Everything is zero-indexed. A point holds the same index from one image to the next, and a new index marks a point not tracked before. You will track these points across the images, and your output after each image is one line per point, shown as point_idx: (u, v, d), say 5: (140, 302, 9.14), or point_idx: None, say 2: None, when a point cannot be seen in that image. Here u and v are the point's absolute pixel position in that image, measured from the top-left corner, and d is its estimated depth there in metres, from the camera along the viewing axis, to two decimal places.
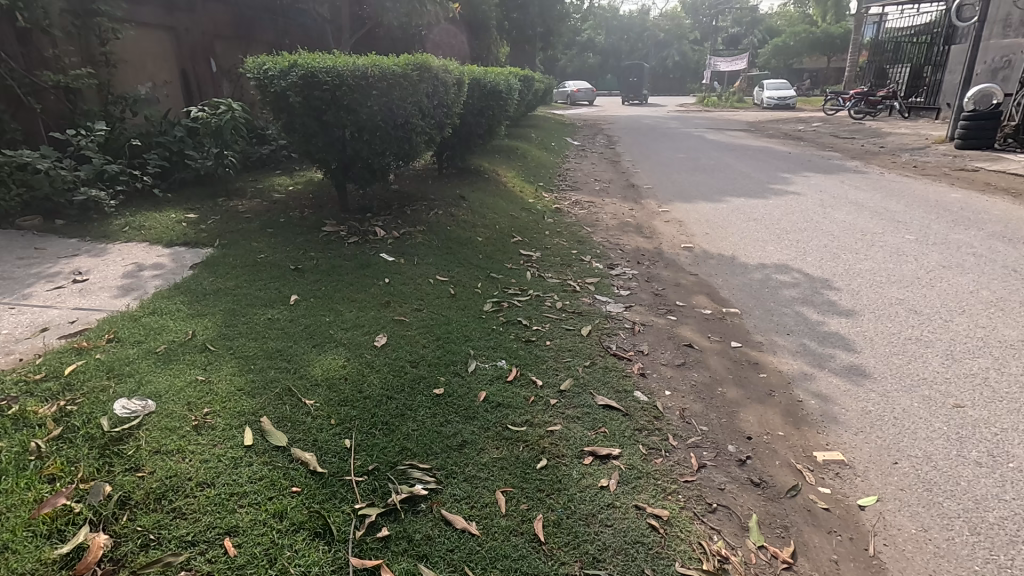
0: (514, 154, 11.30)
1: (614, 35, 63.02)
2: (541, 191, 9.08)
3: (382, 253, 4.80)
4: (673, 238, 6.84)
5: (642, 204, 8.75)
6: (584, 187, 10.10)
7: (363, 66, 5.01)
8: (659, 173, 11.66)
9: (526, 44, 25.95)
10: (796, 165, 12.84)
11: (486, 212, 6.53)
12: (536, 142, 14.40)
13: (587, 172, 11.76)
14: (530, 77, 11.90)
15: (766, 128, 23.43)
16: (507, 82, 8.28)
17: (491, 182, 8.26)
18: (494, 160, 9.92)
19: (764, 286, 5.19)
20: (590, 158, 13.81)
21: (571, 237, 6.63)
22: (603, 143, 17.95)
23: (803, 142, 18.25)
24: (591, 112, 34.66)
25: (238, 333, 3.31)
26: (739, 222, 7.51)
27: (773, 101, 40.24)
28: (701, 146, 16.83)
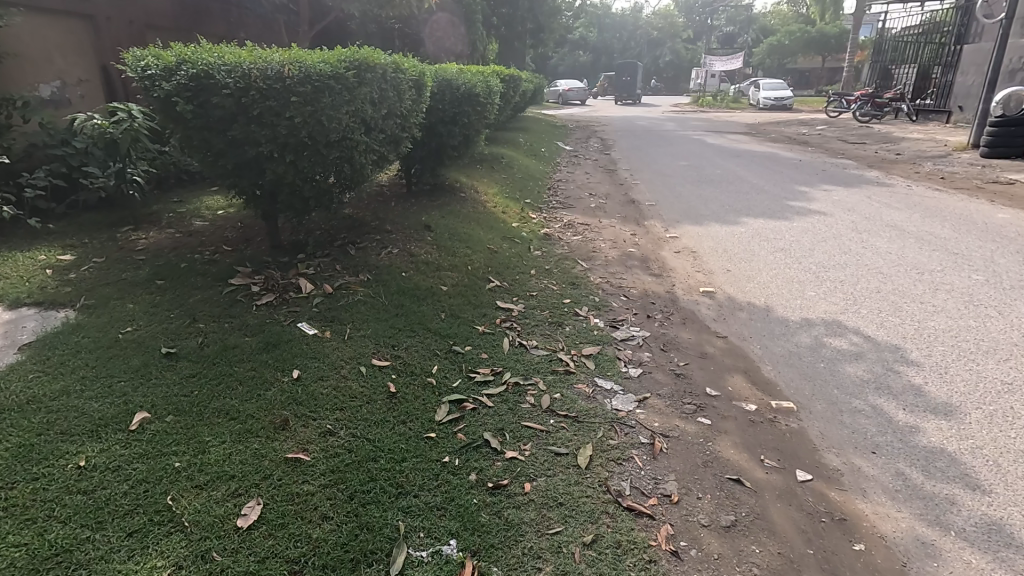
0: (497, 165, 9.96)
1: (606, 33, 61.70)
2: (527, 210, 7.77)
3: (302, 323, 3.47)
4: (688, 277, 5.56)
5: (645, 226, 7.48)
6: (577, 203, 8.81)
7: (278, 64, 3.68)
8: (661, 186, 10.39)
9: (515, 41, 24.60)
10: (811, 175, 11.62)
11: (455, 247, 5.21)
12: (524, 148, 13.05)
13: (580, 184, 10.47)
14: (515, 77, 10.60)
15: (768, 131, 22.24)
16: (486, 83, 6.95)
17: (467, 203, 6.95)
18: (474, 173, 8.58)
19: (815, 357, 3.93)
20: (583, 166, 12.51)
21: (562, 278, 5.34)
22: (596, 148, 16.69)
23: (811, 147, 17.05)
24: (583, 112, 33.39)
25: (7, 513, 2.00)
26: (763, 253, 6.26)
27: (770, 101, 39.19)
28: (703, 152, 15.58)
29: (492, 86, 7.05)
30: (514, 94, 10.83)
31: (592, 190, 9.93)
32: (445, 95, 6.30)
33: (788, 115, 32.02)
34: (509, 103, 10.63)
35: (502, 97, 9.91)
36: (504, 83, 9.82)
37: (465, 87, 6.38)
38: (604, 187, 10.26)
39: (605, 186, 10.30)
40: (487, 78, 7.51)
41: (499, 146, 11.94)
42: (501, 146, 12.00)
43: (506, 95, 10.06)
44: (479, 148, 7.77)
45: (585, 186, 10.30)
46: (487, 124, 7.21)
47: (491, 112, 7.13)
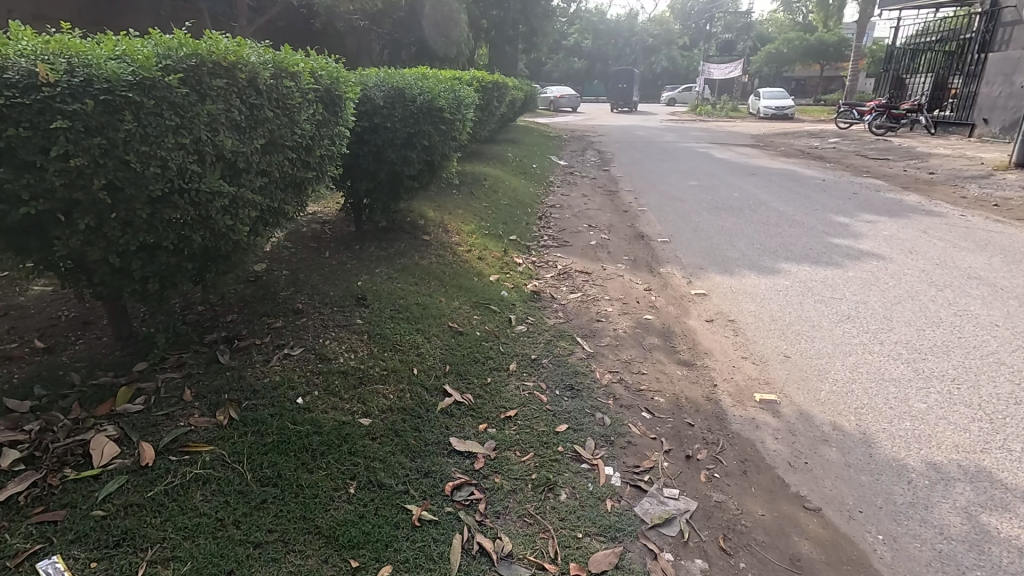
0: (477, 190, 8.29)
1: (601, 39, 60.37)
2: (511, 253, 6.15)
3: (50, 560, 1.84)
4: (733, 369, 3.95)
5: (661, 277, 5.86)
6: (573, 240, 7.17)
7: (27, 58, 2.03)
8: (672, 214, 8.80)
9: (507, 46, 23.12)
10: (843, 199, 10.07)
11: (398, 334, 3.55)
12: (512, 165, 11.41)
13: (577, 211, 8.85)
14: (499, 84, 8.96)
15: (776, 143, 20.79)
16: (455, 92, 5.25)
17: (430, 249, 5.28)
18: (446, 205, 6.92)
19: (986, 571, 2.30)
20: (580, 187, 10.94)
21: (557, 376, 3.70)
22: (593, 162, 15.16)
23: (829, 163, 15.54)
24: (578, 121, 31.92)
25: None
26: (827, 324, 4.64)
27: (771, 111, 37.91)
28: (712, 169, 14.04)
29: (463, 96, 5.34)
30: (499, 104, 9.19)
31: (591, 220, 8.30)
32: (392, 108, 4.63)
33: (793, 125, 30.65)
34: (493, 115, 8.97)
35: (483, 108, 8.25)
36: (484, 91, 8.15)
37: (422, 98, 4.69)
38: (604, 215, 8.65)
39: (606, 215, 8.68)
40: (459, 86, 5.83)
41: (483, 165, 10.28)
42: (484, 164, 10.36)
43: (487, 105, 8.40)
44: (450, 174, 6.11)
45: (582, 213, 8.67)
46: (459, 147, 5.54)
47: (463, 131, 5.45)
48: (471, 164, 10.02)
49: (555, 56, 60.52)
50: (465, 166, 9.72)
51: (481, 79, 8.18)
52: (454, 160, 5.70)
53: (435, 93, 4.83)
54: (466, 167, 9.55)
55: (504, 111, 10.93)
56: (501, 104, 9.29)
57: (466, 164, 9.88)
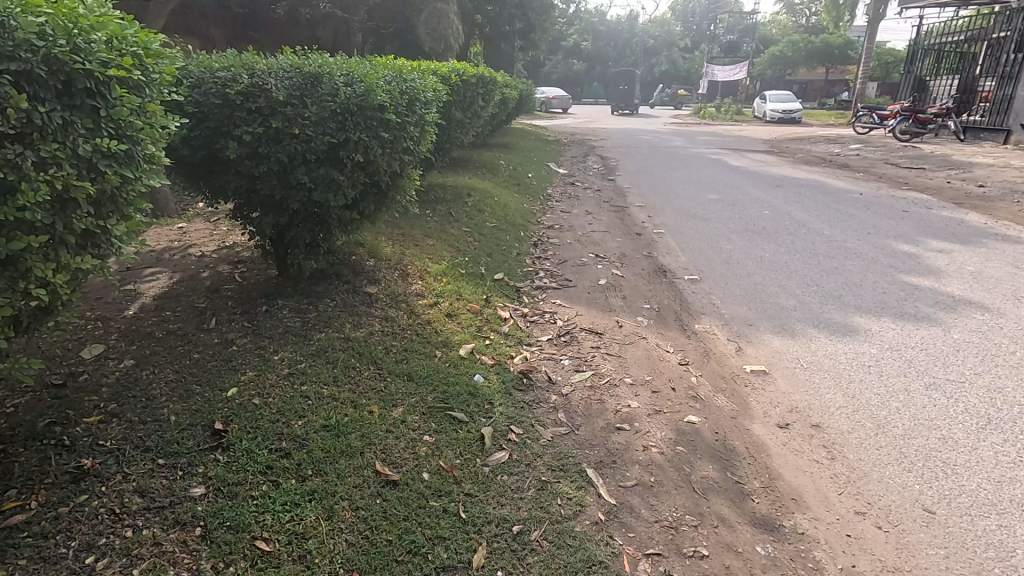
0: (458, 211, 6.74)
1: (602, 40, 58.96)
2: (494, 302, 4.60)
3: None
4: (850, 541, 2.39)
5: (697, 340, 4.31)
6: (577, 278, 5.61)
7: None
8: (696, 239, 7.24)
9: (503, 43, 21.62)
10: (894, 219, 8.52)
11: (268, 517, 2.02)
12: (504, 176, 9.88)
13: (579, 234, 7.30)
14: (484, 79, 7.39)
15: (792, 150, 19.30)
16: (405, 79, 3.57)
17: (375, 308, 3.71)
18: (412, 235, 5.36)
19: None
20: (583, 201, 9.41)
21: (556, 569, 2.13)
22: (597, 170, 13.63)
23: (859, 172, 14.02)
24: (578, 123, 30.44)
25: None
26: (965, 436, 3.08)
27: (778, 114, 36.51)
28: (730, 179, 12.52)
29: (421, 87, 3.70)
30: (484, 105, 7.58)
31: (597, 248, 6.74)
32: (303, 106, 2.96)
33: (804, 129, 29.14)
34: (476, 119, 7.36)
35: (459, 108, 6.64)
36: (459, 87, 6.49)
37: (348, 90, 3.02)
38: (613, 241, 7.09)
39: (616, 240, 7.13)
40: (417, 75, 4.16)
41: (468, 177, 8.71)
42: (470, 176, 8.78)
43: (465, 105, 6.78)
44: (412, 195, 4.52)
45: (586, 239, 7.10)
46: (419, 160, 3.88)
47: (422, 136, 3.79)
48: (453, 176, 8.45)
49: (554, 57, 59.09)
50: (447, 179, 8.13)
51: (456, 73, 6.55)
52: (416, 178, 4.05)
53: (369, 82, 3.17)
54: (446, 181, 7.98)
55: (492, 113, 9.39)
56: (487, 104, 7.66)
57: (447, 177, 8.31)
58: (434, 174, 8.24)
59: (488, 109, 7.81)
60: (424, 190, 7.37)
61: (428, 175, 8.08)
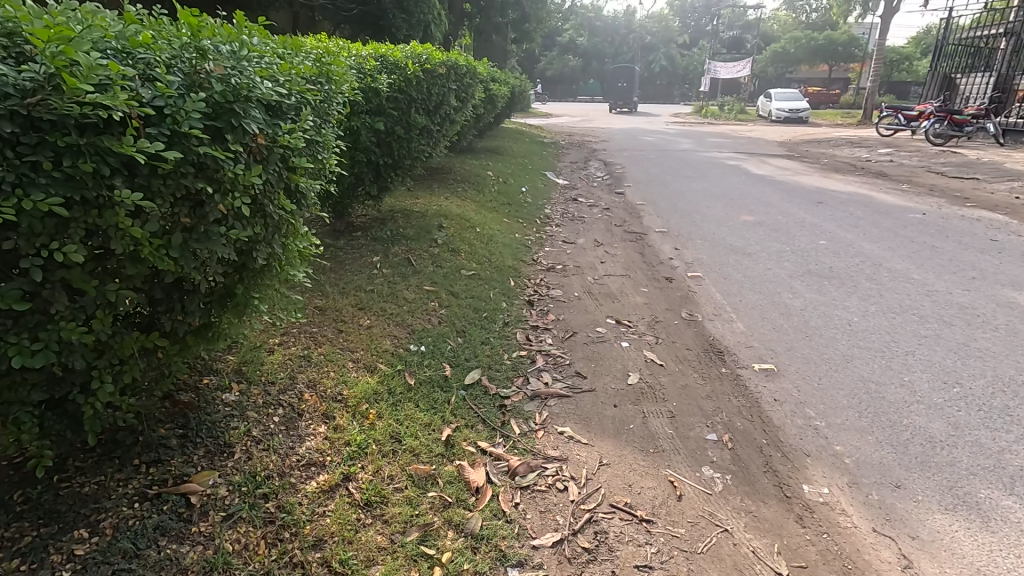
0: (421, 253, 4.82)
1: (599, 35, 56.96)
2: (462, 449, 2.70)
3: None
4: None
5: (819, 535, 2.41)
6: (594, 371, 3.69)
7: None
8: (749, 289, 5.34)
9: (495, 34, 19.64)
10: (993, 253, 6.63)
11: None
12: (491, 193, 7.98)
13: (588, 284, 5.37)
14: (461, 68, 5.45)
15: (814, 155, 17.46)
16: (201, 53, 1.91)
17: (195, 537, 1.84)
18: (334, 314, 3.43)
19: None
20: (590, 227, 7.53)
21: None
22: (601, 180, 11.74)
23: (904, 183, 12.15)
24: (575, 122, 28.48)
25: None
26: None
27: (784, 114, 34.75)
28: (760, 192, 10.65)
29: (255, 73, 2.04)
30: (463, 106, 5.63)
31: (616, 306, 4.84)
32: None
33: (815, 130, 27.37)
34: (450, 125, 5.40)
35: (418, 109, 4.69)
36: (416, 76, 4.53)
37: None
38: (636, 294, 5.16)
39: (639, 291, 5.24)
40: (283, 56, 2.45)
41: (441, 199, 6.75)
42: (445, 197, 6.83)
43: (430, 104, 4.82)
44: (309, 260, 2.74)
45: (600, 291, 5.19)
46: (274, 209, 2.14)
47: (264, 162, 2.08)
48: (423, 201, 6.50)
49: (549, 53, 57.06)
50: (412, 205, 6.19)
51: (413, 58, 4.59)
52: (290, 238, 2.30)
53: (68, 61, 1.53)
54: (411, 208, 6.04)
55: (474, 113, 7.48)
56: (467, 104, 5.70)
57: (414, 201, 6.38)
58: (392, 200, 6.28)
59: (468, 111, 5.86)
60: (376, 223, 5.43)
61: (386, 201, 6.16)
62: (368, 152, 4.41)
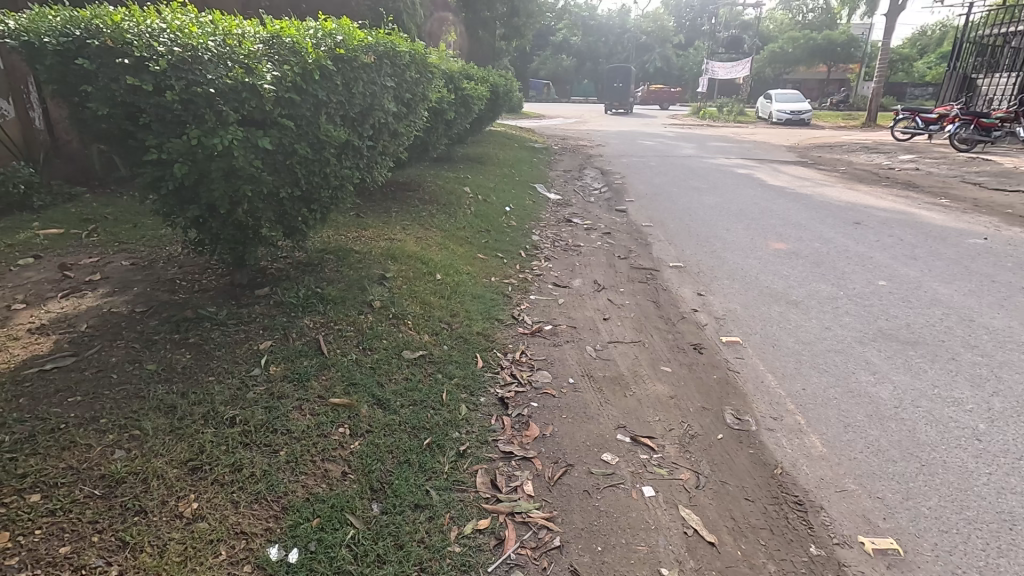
0: (344, 329, 3.31)
1: (593, 34, 55.63)
2: None
3: None
4: None
5: None
6: (603, 567, 2.17)
7: None
8: (810, 367, 3.84)
9: (482, 30, 18.13)
10: None
11: None
12: (465, 218, 6.48)
13: (587, 359, 3.85)
14: (418, 55, 3.89)
15: (829, 161, 16.04)
16: None
17: None
18: (126, 504, 1.94)
19: None
20: (589, 262, 6.04)
21: None
22: (599, 194, 10.26)
23: (943, 196, 10.70)
24: (569, 124, 26.99)
25: None
26: None
27: (786, 115, 33.43)
28: (784, 209, 9.19)
29: None
30: (418, 110, 4.10)
31: (628, 403, 3.32)
32: None
33: (821, 134, 26.03)
34: (395, 137, 3.86)
35: (330, 115, 3.16)
36: (322, 65, 2.98)
37: None
38: (655, 377, 3.64)
39: (659, 372, 3.73)
40: None
41: (395, 233, 5.21)
42: (401, 231, 5.30)
43: (354, 108, 3.29)
44: None
45: (604, 373, 3.68)
46: None
47: None
48: (370, 237, 4.98)
49: (542, 53, 55.74)
50: (352, 245, 4.66)
51: (317, 42, 3.05)
52: None
53: None
54: (349, 251, 4.51)
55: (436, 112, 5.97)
56: (422, 108, 4.16)
57: (357, 239, 4.86)
58: (327, 239, 4.78)
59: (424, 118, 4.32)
60: (292, 278, 3.92)
61: (317, 240, 4.65)
62: (253, 182, 2.91)
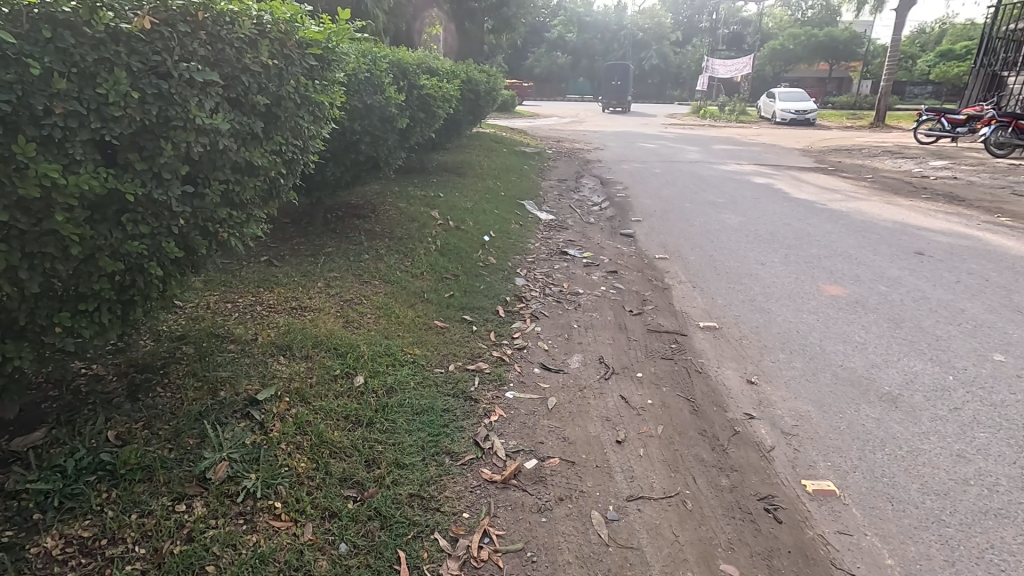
0: (131, 550, 1.82)
1: (589, 31, 53.97)
2: None
3: None
4: None
5: None
6: None
7: None
8: (982, 569, 2.23)
9: (469, 22, 16.52)
10: None
11: None
12: (426, 258, 4.91)
13: (594, 550, 2.26)
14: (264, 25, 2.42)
15: (852, 167, 14.49)
16: None
17: None
18: None
19: None
20: (590, 321, 4.49)
21: None
22: (599, 212, 8.70)
23: (1002, 213, 9.13)
24: (564, 124, 25.38)
25: None
26: None
27: (791, 114, 31.88)
28: (823, 232, 7.63)
29: None
30: (293, 120, 2.63)
31: None
32: None
33: (830, 134, 24.43)
34: (246, 168, 2.42)
35: (50, 142, 1.81)
36: None
37: None
38: None
39: None
40: None
41: (311, 299, 3.60)
42: (322, 293, 3.69)
43: (114, 124, 1.91)
44: None
45: None
46: None
47: None
48: (268, 310, 3.36)
49: (537, 50, 54.09)
50: (232, 329, 3.05)
51: None
52: None
53: None
54: (220, 343, 2.90)
55: (378, 114, 4.43)
56: (305, 118, 2.71)
57: (245, 317, 3.25)
58: (197, 318, 3.16)
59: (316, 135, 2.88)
60: (94, 408, 2.30)
61: (174, 324, 3.03)
62: None
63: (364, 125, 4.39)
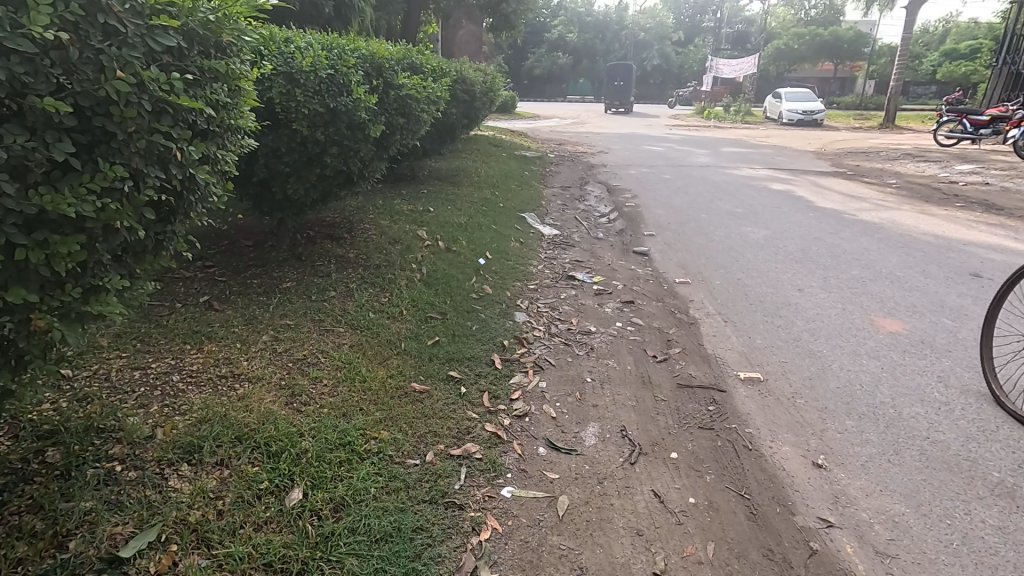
0: None
1: (590, 31, 53.18)
2: None
3: None
4: None
5: None
6: None
7: None
8: None
9: (467, 21, 15.73)
10: None
11: None
12: (408, 292, 4.09)
13: None
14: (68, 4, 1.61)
15: (872, 171, 13.65)
16: None
17: None
18: None
19: None
20: (607, 372, 3.67)
21: None
22: (607, 224, 7.89)
23: None
24: (566, 126, 24.57)
25: None
26: None
27: (799, 115, 31.05)
28: (860, 248, 6.80)
29: None
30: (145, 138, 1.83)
31: None
32: None
33: (841, 135, 23.59)
34: (56, 217, 1.64)
35: None
36: None
37: None
38: None
39: None
40: None
41: (250, 362, 2.79)
42: (265, 351, 2.87)
43: None
44: None
45: None
46: None
47: None
48: (186, 382, 2.54)
49: (537, 51, 53.27)
50: (125, 417, 2.24)
51: None
52: None
53: None
54: (100, 446, 2.10)
55: (344, 120, 3.55)
56: (159, 125, 1.86)
57: (151, 394, 2.43)
58: (84, 400, 2.34)
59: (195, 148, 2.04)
60: None
61: (45, 410, 2.22)
62: None
63: (329, 133, 3.56)
